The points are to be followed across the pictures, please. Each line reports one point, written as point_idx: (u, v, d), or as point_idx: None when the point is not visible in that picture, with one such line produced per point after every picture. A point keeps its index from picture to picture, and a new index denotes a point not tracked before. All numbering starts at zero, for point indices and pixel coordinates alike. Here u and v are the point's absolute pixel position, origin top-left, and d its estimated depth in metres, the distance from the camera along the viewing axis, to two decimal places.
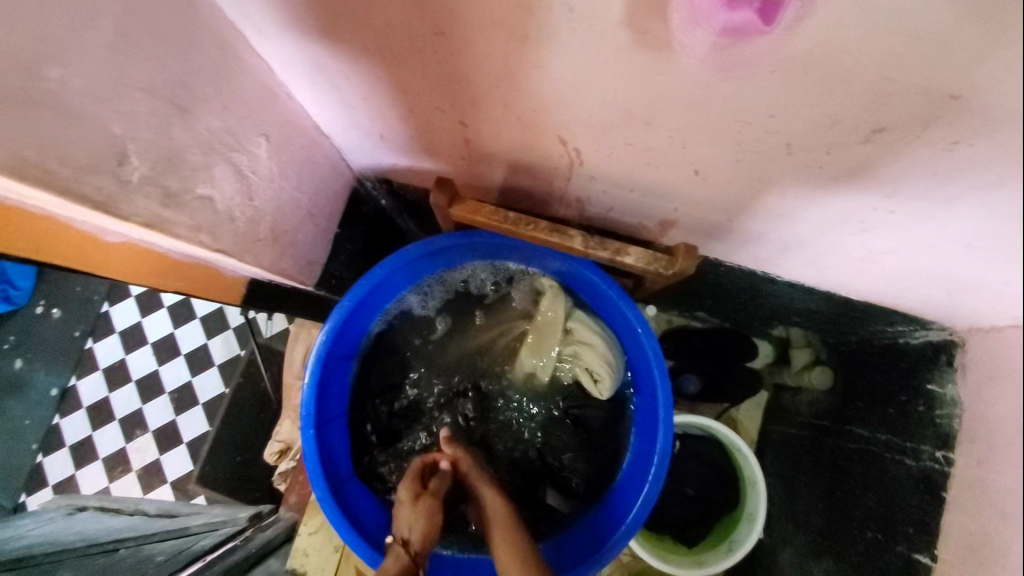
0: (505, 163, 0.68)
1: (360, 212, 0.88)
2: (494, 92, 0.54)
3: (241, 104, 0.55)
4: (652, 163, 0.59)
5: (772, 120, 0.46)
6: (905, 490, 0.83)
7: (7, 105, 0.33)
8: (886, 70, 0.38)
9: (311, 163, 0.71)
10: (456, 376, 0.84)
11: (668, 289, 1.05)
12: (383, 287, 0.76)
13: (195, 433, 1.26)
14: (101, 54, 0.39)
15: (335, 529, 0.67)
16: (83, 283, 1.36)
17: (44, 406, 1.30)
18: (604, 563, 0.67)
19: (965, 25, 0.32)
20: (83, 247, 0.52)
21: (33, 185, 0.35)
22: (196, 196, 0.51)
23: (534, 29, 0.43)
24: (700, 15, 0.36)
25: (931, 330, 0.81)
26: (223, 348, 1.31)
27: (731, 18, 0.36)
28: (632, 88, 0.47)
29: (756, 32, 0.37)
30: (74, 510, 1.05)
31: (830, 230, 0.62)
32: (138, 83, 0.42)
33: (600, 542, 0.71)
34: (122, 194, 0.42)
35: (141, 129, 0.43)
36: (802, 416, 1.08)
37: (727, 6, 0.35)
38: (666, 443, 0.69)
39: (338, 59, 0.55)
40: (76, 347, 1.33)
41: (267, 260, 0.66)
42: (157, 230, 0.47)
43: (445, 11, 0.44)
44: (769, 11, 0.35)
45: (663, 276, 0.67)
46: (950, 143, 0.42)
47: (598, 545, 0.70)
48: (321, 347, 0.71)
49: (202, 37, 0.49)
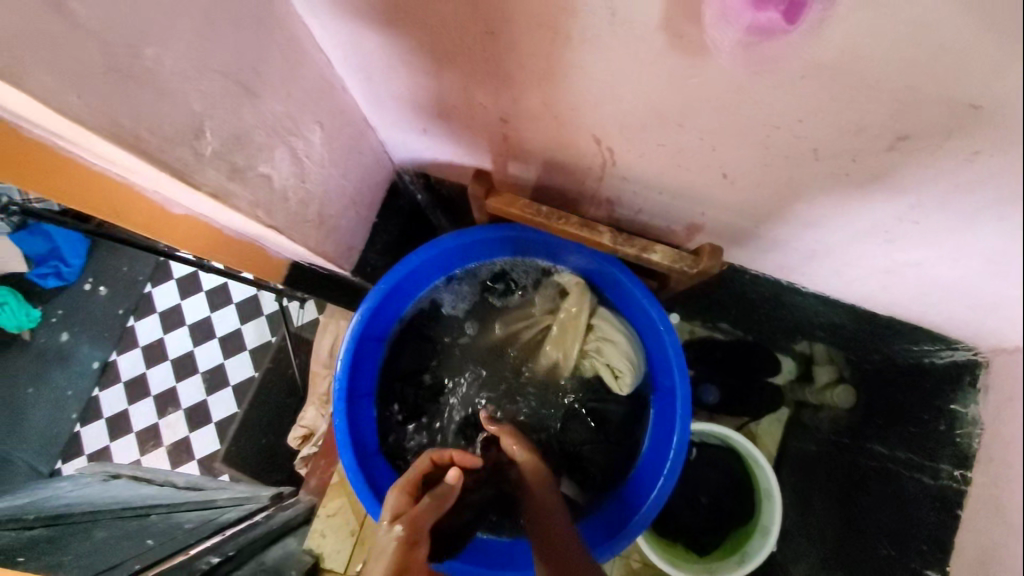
0: (540, 161, 0.71)
1: (398, 204, 0.92)
2: (535, 90, 0.57)
3: (301, 93, 0.60)
4: (682, 166, 0.61)
5: (800, 125, 0.48)
6: (921, 508, 0.84)
7: (112, 77, 0.38)
8: (908, 80, 0.40)
9: (357, 153, 0.75)
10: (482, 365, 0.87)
11: (690, 295, 1.06)
12: (417, 275, 0.80)
13: (224, 413, 1.31)
14: (190, 38, 0.43)
15: (360, 499, 0.71)
16: (130, 263, 1.42)
17: (86, 378, 1.35)
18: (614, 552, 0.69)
19: (984, 37, 0.35)
20: (153, 214, 0.59)
21: (126, 149, 0.40)
22: (257, 174, 0.55)
23: (578, 31, 0.46)
24: (730, 14, 0.38)
25: (956, 350, 0.79)
26: (255, 332, 1.35)
27: (757, 18, 0.38)
28: (667, 90, 0.49)
29: (780, 32, 0.39)
30: (109, 476, 1.07)
31: (854, 241, 0.64)
32: (218, 67, 0.47)
33: (614, 529, 0.73)
34: (196, 165, 0.47)
35: (217, 108, 0.48)
36: (822, 433, 1.07)
37: (755, 7, 0.37)
38: (683, 438, 0.71)
39: (393, 56, 0.59)
40: (119, 324, 1.40)
41: (312, 241, 0.70)
42: (221, 201, 0.51)
43: (496, 13, 0.47)
44: (793, 12, 0.37)
45: (687, 275, 0.69)
46: (971, 153, 0.44)
47: (612, 533, 0.73)
48: (356, 327, 0.75)
49: (274, 30, 0.53)
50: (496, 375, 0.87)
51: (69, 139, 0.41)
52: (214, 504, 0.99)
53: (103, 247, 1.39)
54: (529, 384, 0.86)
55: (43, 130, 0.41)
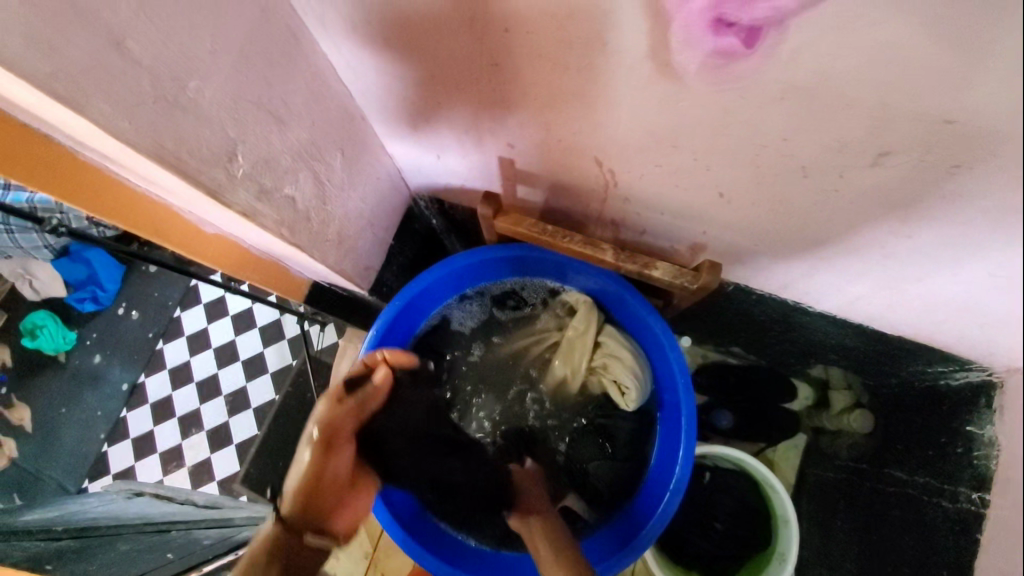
0: (546, 184, 0.75)
1: (413, 227, 0.97)
2: (537, 116, 0.61)
3: (324, 122, 0.65)
4: (681, 186, 0.65)
5: (786, 143, 0.51)
6: (938, 532, 0.82)
7: (160, 105, 0.43)
8: (882, 98, 0.43)
9: (375, 178, 0.80)
10: (492, 382, 0.91)
11: (697, 319, 1.04)
12: (430, 293, 0.84)
13: (244, 435, 1.33)
14: (229, 73, 0.49)
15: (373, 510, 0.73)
16: (160, 288, 1.46)
17: (115, 400, 1.40)
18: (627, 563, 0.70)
19: (945, 54, 0.38)
20: (190, 236, 0.65)
21: (168, 169, 0.45)
22: (283, 195, 0.60)
23: (574, 60, 0.50)
24: (693, 39, 0.43)
25: (970, 371, 0.76)
26: (277, 356, 1.37)
27: (719, 43, 0.42)
28: (659, 113, 0.53)
29: (741, 54, 0.43)
30: (133, 494, 1.10)
31: (853, 257, 0.65)
32: (252, 98, 0.52)
33: (623, 542, 0.74)
34: (229, 185, 0.52)
35: (249, 134, 0.53)
36: (840, 459, 1.02)
37: (714, 33, 0.42)
38: (688, 454, 0.72)
39: (408, 88, 0.65)
40: (150, 346, 1.46)
41: (332, 259, 0.75)
42: (250, 219, 0.56)
43: (500, 47, 0.52)
44: (750, 38, 0.41)
45: (690, 291, 0.72)
46: (953, 165, 0.46)
47: (621, 545, 0.74)
48: (371, 342, 0.79)
49: (301, 65, 0.59)
50: (505, 392, 0.90)
51: (119, 162, 0.47)
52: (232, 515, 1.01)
53: (138, 272, 1.43)
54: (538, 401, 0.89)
55: (98, 153, 0.46)
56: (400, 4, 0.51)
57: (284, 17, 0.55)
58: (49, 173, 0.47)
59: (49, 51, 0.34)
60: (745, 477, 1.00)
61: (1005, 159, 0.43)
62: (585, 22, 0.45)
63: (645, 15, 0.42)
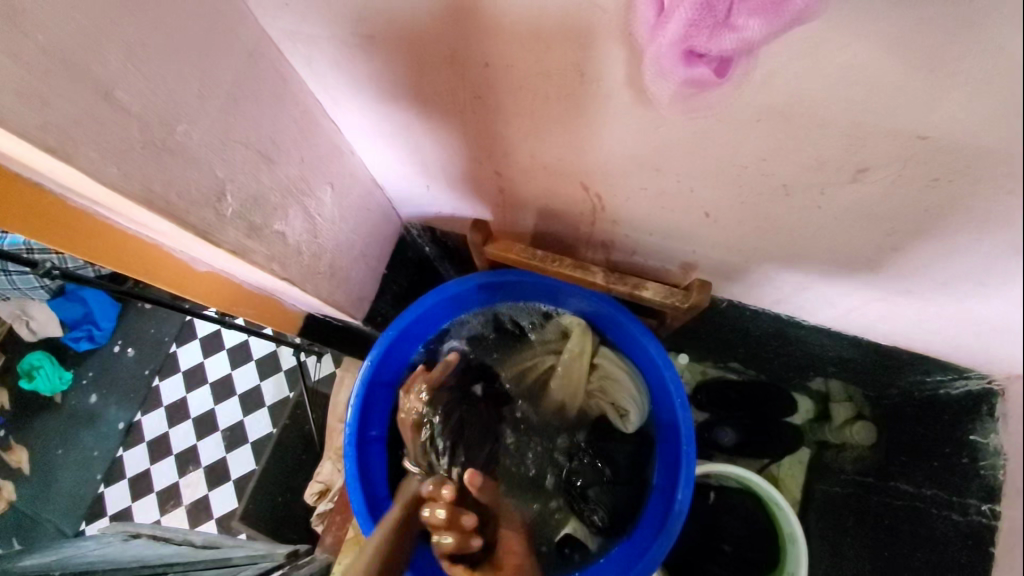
0: (535, 209, 0.76)
1: (406, 256, 0.98)
2: (522, 143, 0.62)
3: (313, 157, 0.66)
4: (666, 208, 0.65)
5: (764, 163, 0.52)
6: (952, 547, 0.80)
7: (149, 150, 0.44)
8: (854, 117, 0.44)
9: (366, 210, 0.81)
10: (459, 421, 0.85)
11: (695, 338, 1.03)
12: (422, 320, 0.84)
13: (244, 469, 1.30)
14: (217, 116, 0.50)
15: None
16: (156, 324, 1.43)
17: (112, 438, 1.37)
18: None
19: (912, 73, 0.38)
20: (184, 276, 0.66)
21: (156, 211, 0.45)
22: (273, 231, 0.61)
23: (555, 91, 0.52)
24: (664, 71, 0.40)
25: (970, 379, 0.76)
26: (275, 387, 1.34)
27: (691, 73, 0.39)
28: (642, 139, 0.54)
29: (713, 84, 0.40)
30: (129, 536, 0.97)
31: (842, 270, 0.65)
32: (240, 138, 0.53)
33: (627, 568, 0.73)
34: (218, 224, 0.53)
35: (237, 174, 0.53)
36: (846, 473, 0.98)
37: (685, 64, 0.39)
38: (689, 477, 0.72)
39: (395, 123, 0.66)
40: (146, 384, 1.41)
41: (324, 291, 0.75)
42: (240, 257, 0.57)
43: (482, 81, 0.54)
44: (722, 68, 0.39)
45: (681, 309, 0.73)
46: (932, 179, 0.47)
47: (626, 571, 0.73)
48: (366, 370, 0.79)
49: (289, 104, 0.60)
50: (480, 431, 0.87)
51: (110, 207, 0.47)
52: (220, 547, 0.97)
53: (134, 309, 1.44)
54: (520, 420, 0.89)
55: (89, 200, 0.47)
56: (383, 43, 0.52)
57: (270, 59, 0.56)
58: (44, 222, 0.49)
59: (41, 105, 0.35)
60: (752, 497, 0.97)
61: (979, 171, 0.44)
62: (563, 56, 0.47)
63: (620, 45, 0.43)
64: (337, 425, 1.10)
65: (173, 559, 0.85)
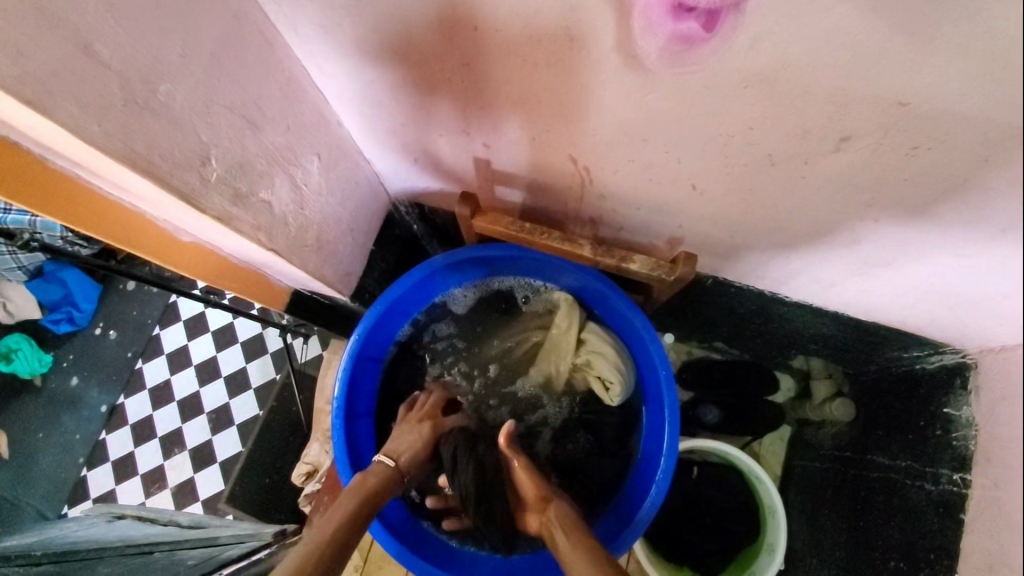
0: (524, 183, 0.76)
1: (393, 234, 0.97)
2: (511, 112, 0.62)
3: (299, 126, 0.65)
4: (654, 179, 0.66)
5: (752, 132, 0.53)
6: (925, 515, 0.81)
7: (131, 110, 0.43)
8: (840, 83, 0.44)
9: (353, 185, 0.80)
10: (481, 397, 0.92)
11: (681, 318, 1.04)
12: (411, 295, 0.84)
13: (228, 451, 1.30)
14: (200, 76, 0.49)
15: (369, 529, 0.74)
16: (139, 306, 1.41)
17: (94, 421, 1.33)
18: (638, 534, 0.72)
19: (895, 37, 0.39)
20: (165, 249, 0.66)
21: (138, 171, 0.45)
22: (259, 199, 0.60)
23: (543, 56, 0.51)
24: (653, 25, 0.44)
25: (944, 354, 0.78)
26: (260, 368, 1.34)
27: (677, 27, 0.43)
28: (632, 109, 0.54)
29: (700, 39, 0.44)
30: (113, 517, 0.95)
31: (826, 244, 0.66)
32: (223, 101, 0.52)
33: (626, 522, 0.76)
34: (203, 190, 0.52)
35: (222, 138, 0.53)
36: (825, 449, 1.02)
37: (674, 17, 0.43)
38: (671, 445, 0.74)
39: (383, 90, 0.65)
40: (129, 369, 1.39)
41: (312, 264, 0.75)
42: (225, 224, 0.56)
43: (471, 48, 0.54)
44: (710, 21, 0.42)
45: (667, 282, 0.74)
46: (911, 147, 0.48)
47: (626, 525, 0.76)
48: (354, 343, 0.79)
49: (274, 69, 0.59)
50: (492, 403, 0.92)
51: (86, 167, 0.46)
52: (206, 527, 0.96)
53: (116, 290, 1.40)
54: (498, 414, 0.91)
55: (66, 159, 0.46)
56: (369, 8, 0.52)
57: (256, 23, 0.56)
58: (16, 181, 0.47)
59: (18, 55, 0.34)
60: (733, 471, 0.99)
61: (960, 138, 0.45)
62: (551, 19, 0.47)
63: (610, 4, 0.43)
64: (325, 406, 1.10)
65: (158, 537, 0.85)
